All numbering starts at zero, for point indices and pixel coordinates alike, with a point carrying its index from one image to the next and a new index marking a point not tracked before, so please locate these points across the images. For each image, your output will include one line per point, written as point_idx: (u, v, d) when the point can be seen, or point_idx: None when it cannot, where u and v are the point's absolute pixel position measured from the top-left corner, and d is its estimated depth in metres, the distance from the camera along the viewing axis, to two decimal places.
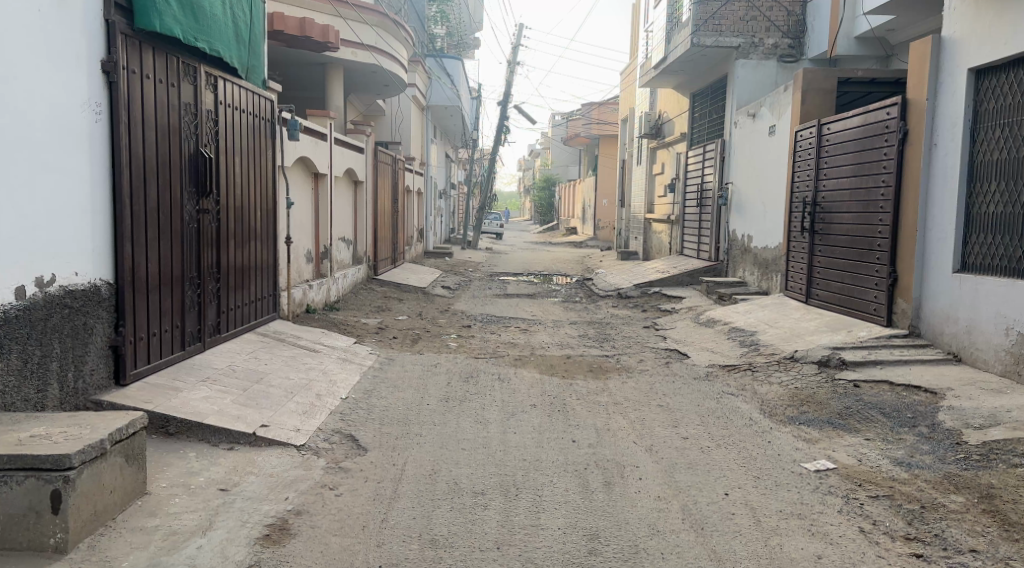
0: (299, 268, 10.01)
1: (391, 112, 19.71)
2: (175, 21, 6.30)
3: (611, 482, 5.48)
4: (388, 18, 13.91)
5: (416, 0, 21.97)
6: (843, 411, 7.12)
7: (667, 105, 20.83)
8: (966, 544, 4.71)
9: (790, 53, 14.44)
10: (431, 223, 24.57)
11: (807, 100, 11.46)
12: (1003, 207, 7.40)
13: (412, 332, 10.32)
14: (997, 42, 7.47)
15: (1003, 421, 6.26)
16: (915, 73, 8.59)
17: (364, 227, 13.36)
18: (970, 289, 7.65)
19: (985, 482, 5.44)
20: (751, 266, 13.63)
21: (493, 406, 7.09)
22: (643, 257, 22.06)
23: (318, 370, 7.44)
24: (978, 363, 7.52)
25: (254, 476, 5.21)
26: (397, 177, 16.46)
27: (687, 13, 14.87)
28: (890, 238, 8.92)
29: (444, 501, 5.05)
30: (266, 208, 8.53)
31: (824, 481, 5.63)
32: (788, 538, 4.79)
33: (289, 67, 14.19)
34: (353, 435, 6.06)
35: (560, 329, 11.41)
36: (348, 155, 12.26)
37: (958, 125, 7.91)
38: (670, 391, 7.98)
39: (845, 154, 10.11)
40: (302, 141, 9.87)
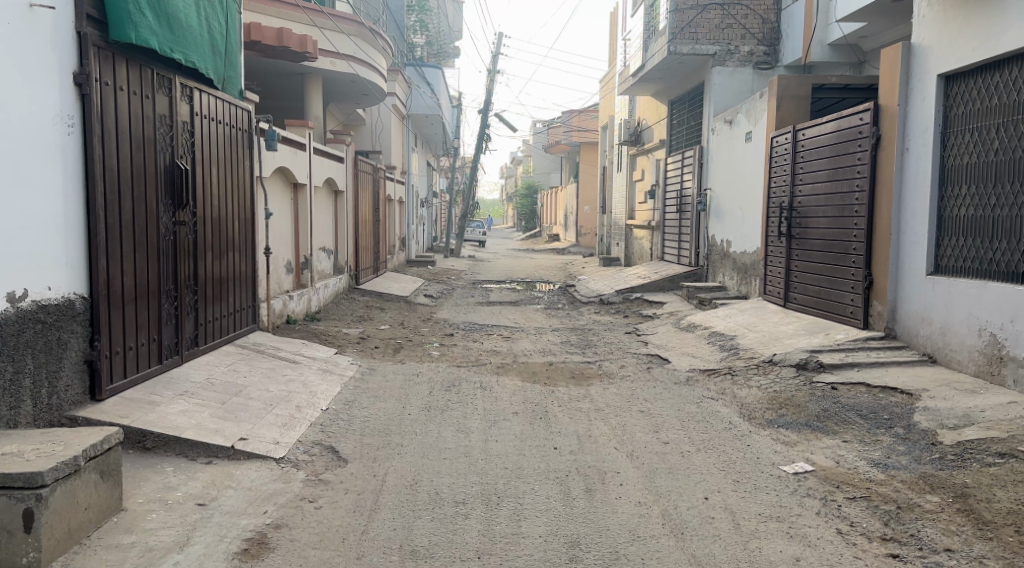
0: (279, 279, 9.99)
1: (371, 120, 19.75)
2: (150, 32, 6.28)
3: (592, 489, 5.51)
4: (366, 27, 13.92)
5: (395, 10, 22.03)
6: (821, 413, 7.19)
7: (646, 112, 20.96)
8: (941, 543, 4.77)
9: (765, 60, 14.55)
10: (414, 231, 24.56)
11: (783, 106, 11.58)
12: (974, 209, 7.51)
13: (394, 342, 10.31)
14: (965, 47, 7.59)
15: (977, 421, 6.35)
16: (887, 79, 8.70)
17: (345, 237, 13.34)
18: (944, 291, 7.75)
19: (960, 482, 5.51)
20: (731, 271, 13.72)
21: (475, 414, 7.11)
22: (625, 263, 22.15)
23: (298, 382, 7.41)
24: (953, 364, 7.61)
25: (232, 490, 5.20)
26: (377, 187, 16.45)
27: (664, 21, 14.99)
28: (865, 241, 9.03)
29: (425, 511, 5.06)
30: (244, 219, 8.50)
31: (802, 483, 5.69)
32: (767, 542, 4.83)
33: (268, 77, 14.17)
34: (333, 447, 6.05)
35: (543, 336, 11.45)
36: (328, 165, 12.25)
37: (929, 129, 8.02)
38: (652, 396, 8.02)
39: (820, 159, 10.23)
40: (280, 152, 9.84)
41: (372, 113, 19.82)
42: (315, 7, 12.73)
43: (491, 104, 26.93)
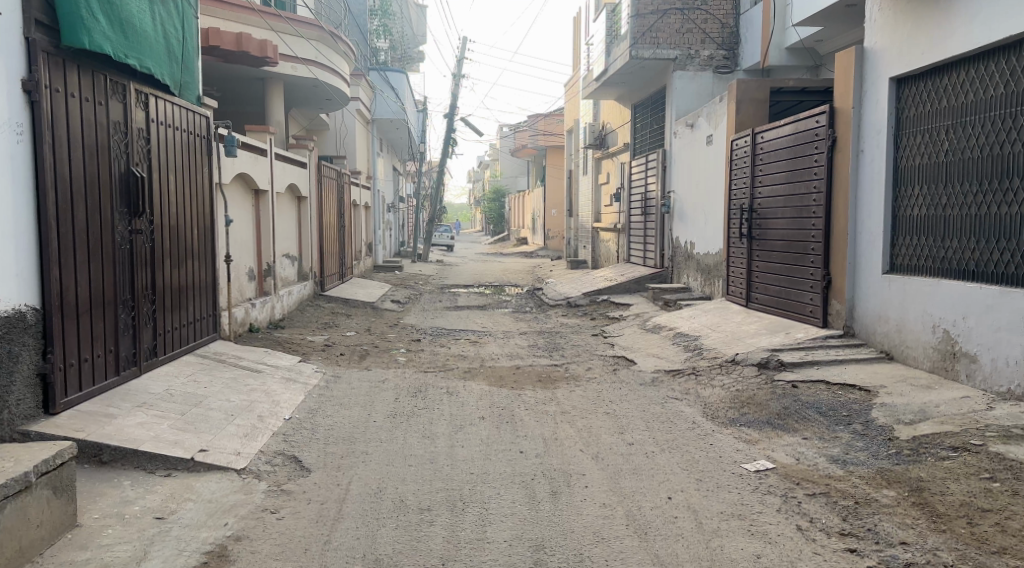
0: (241, 286, 9.92)
1: (335, 125, 19.65)
2: (104, 37, 6.21)
3: (557, 491, 5.55)
4: (326, 32, 13.85)
5: (358, 15, 21.96)
6: (782, 411, 7.30)
7: (610, 116, 21.09)
8: (897, 537, 4.86)
9: (725, 64, 14.77)
10: (381, 236, 24.47)
11: (742, 109, 11.74)
12: (927, 209, 7.67)
13: (360, 348, 10.28)
14: (914, 50, 7.75)
15: (932, 416, 6.49)
16: (841, 82, 8.87)
17: (309, 244, 13.26)
18: (899, 290, 7.91)
19: (916, 476, 5.62)
20: (695, 272, 13.85)
21: (441, 420, 7.12)
22: (592, 266, 22.28)
23: (260, 392, 7.36)
24: (909, 361, 7.76)
25: (191, 502, 5.15)
26: (342, 193, 16.38)
27: (625, 26, 15.13)
28: (823, 240, 9.19)
29: (390, 519, 5.06)
30: (204, 228, 8.43)
31: (763, 481, 5.78)
32: (728, 540, 4.90)
33: (228, 83, 14.05)
34: (296, 456, 6.02)
35: (510, 340, 11.47)
36: (290, 171, 12.18)
37: (882, 131, 8.19)
38: (617, 398, 8.09)
39: (779, 162, 10.39)
40: (240, 158, 9.77)
41: (336, 117, 19.73)
42: (274, 12, 12.65)
43: (456, 109, 26.93)
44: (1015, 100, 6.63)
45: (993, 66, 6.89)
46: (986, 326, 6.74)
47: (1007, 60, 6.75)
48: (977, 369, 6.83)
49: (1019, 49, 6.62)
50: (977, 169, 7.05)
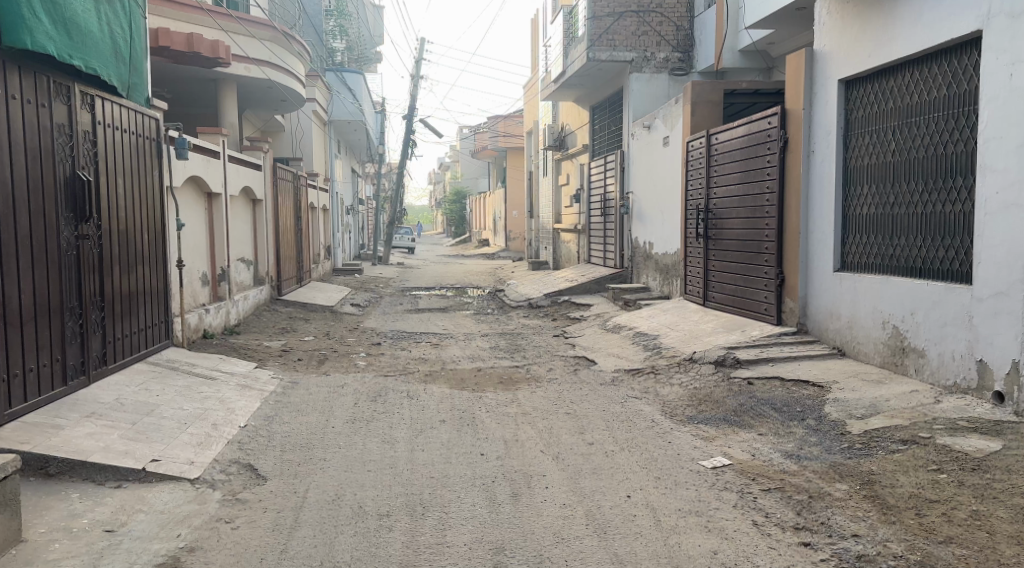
0: (194, 292, 9.78)
1: (291, 127, 19.47)
2: (47, 37, 6.10)
3: (518, 493, 5.56)
4: (279, 32, 13.70)
5: (314, 15, 21.75)
6: (738, 408, 7.40)
7: (569, 117, 21.17)
8: (849, 530, 4.94)
9: (681, 66, 14.94)
10: (340, 239, 24.27)
11: (697, 111, 11.88)
12: (875, 208, 7.84)
13: (319, 353, 10.19)
14: (861, 51, 7.90)
15: (882, 410, 6.62)
16: (792, 83, 9.01)
17: (265, 248, 13.12)
18: (850, 287, 8.06)
19: (867, 469, 5.73)
20: (654, 272, 13.97)
21: (401, 424, 7.09)
22: (553, 267, 22.36)
23: (215, 400, 7.26)
24: (860, 356, 7.92)
25: (143, 514, 5.08)
26: (299, 196, 16.22)
27: (582, 28, 15.22)
28: (776, 239, 9.34)
29: (348, 526, 5.03)
30: (154, 233, 8.30)
31: (720, 477, 5.85)
32: (686, 537, 4.96)
33: (180, 83, 13.83)
34: (252, 465, 5.95)
35: (472, 342, 11.47)
36: (245, 174, 12.03)
37: (832, 132, 8.35)
38: (578, 398, 8.14)
39: (733, 162, 10.53)
40: (191, 161, 9.62)
41: (292, 119, 19.53)
42: (226, 12, 12.47)
43: (415, 110, 26.82)
44: (957, 101, 6.78)
45: (936, 68, 7.05)
46: (933, 321, 6.89)
47: (949, 62, 6.90)
48: (925, 364, 6.98)
49: (960, 51, 6.77)
50: (921, 169, 7.22)
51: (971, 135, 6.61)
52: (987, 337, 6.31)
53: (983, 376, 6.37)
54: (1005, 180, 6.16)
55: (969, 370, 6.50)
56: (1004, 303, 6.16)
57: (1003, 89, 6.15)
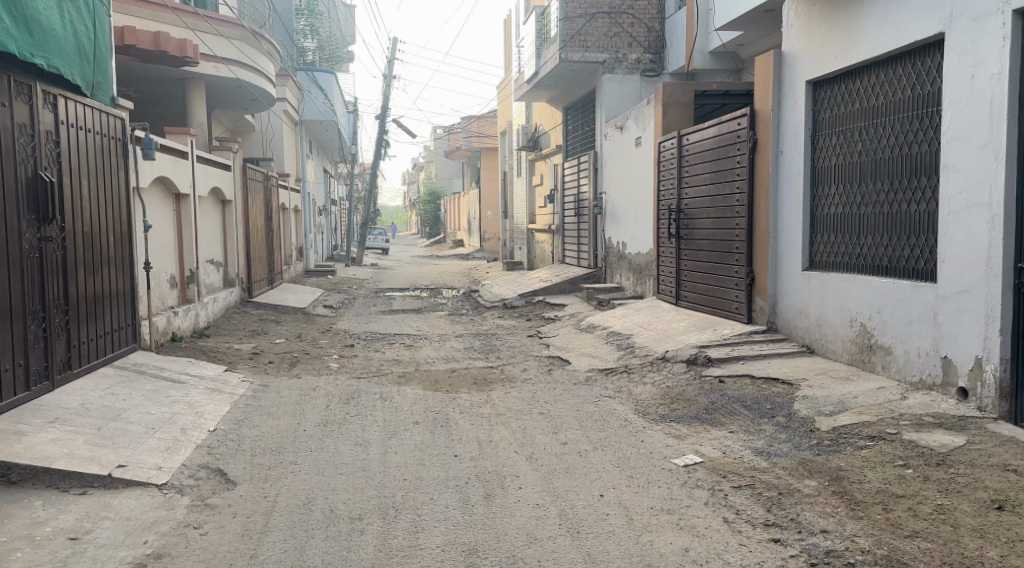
0: (162, 294, 9.68)
1: (262, 127, 19.31)
2: (7, 35, 6.02)
3: (491, 494, 5.56)
4: (249, 31, 13.59)
5: (284, 15, 21.61)
6: (710, 406, 7.46)
7: (542, 118, 21.22)
8: (818, 525, 4.98)
9: (652, 67, 15.03)
10: (313, 240, 24.12)
11: (668, 112, 11.96)
12: (843, 207, 7.93)
13: (291, 356, 10.13)
14: (828, 53, 7.99)
15: (850, 407, 6.70)
16: (761, 85, 9.10)
17: (234, 249, 13.00)
18: (818, 286, 8.15)
19: (835, 465, 5.80)
20: (627, 272, 14.03)
21: (374, 427, 7.06)
22: (528, 267, 22.40)
23: (183, 404, 7.18)
24: (828, 354, 8.00)
25: (109, 521, 5.02)
26: (270, 197, 16.09)
27: (555, 29, 15.24)
28: (746, 238, 9.42)
29: (319, 530, 5.00)
30: (121, 234, 8.20)
31: (692, 475, 5.90)
32: (658, 535, 4.98)
33: (148, 83, 13.66)
34: (221, 469, 5.90)
35: (446, 343, 11.44)
36: (214, 174, 11.92)
37: (800, 133, 8.43)
38: (552, 398, 8.15)
39: (703, 163, 10.61)
40: (159, 161, 9.51)
41: (262, 119, 19.38)
42: (193, 10, 12.33)
43: (388, 111, 26.73)
44: (921, 102, 6.87)
45: (901, 70, 7.14)
46: (900, 319, 6.99)
47: (913, 64, 7.00)
48: (892, 361, 7.07)
49: (924, 53, 6.86)
50: (887, 169, 7.31)
51: (934, 136, 6.71)
52: (951, 334, 6.40)
53: (947, 372, 6.46)
54: (967, 180, 6.25)
55: (934, 367, 6.59)
56: (967, 300, 6.24)
57: (965, 91, 6.23)
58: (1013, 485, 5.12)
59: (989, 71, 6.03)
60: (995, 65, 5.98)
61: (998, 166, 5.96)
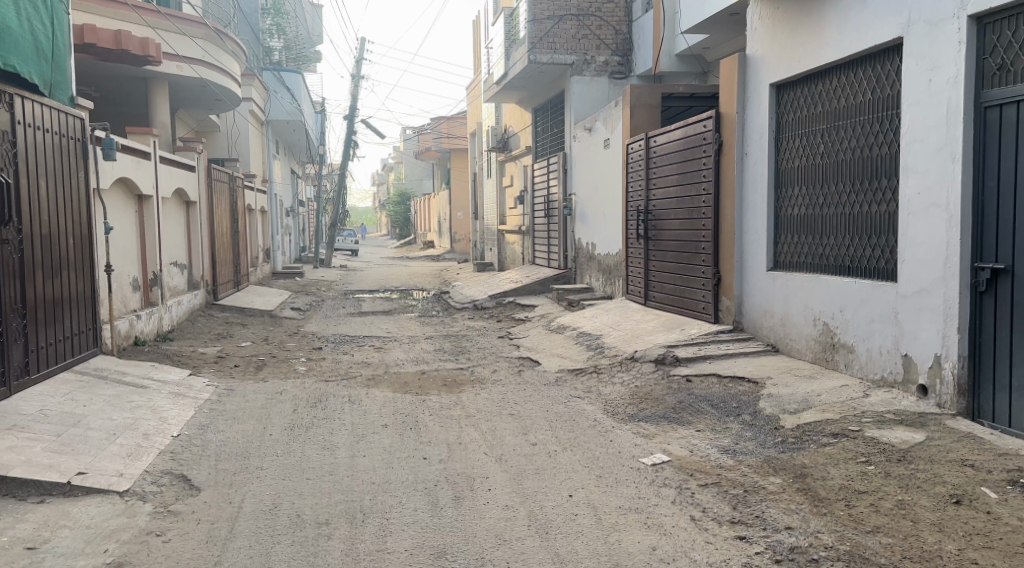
0: (124, 297, 9.55)
1: (227, 128, 19.09)
2: None
3: (460, 496, 5.55)
4: (213, 31, 13.45)
5: (250, 14, 21.42)
6: (677, 405, 7.51)
7: (512, 120, 21.23)
8: (783, 522, 5.03)
9: (620, 70, 15.09)
10: (280, 242, 23.87)
11: (635, 114, 12.04)
12: (806, 208, 8.02)
13: (257, 359, 10.03)
14: (790, 56, 8.08)
15: (814, 405, 6.78)
16: (726, 88, 9.18)
17: (198, 252, 12.84)
18: (783, 286, 8.24)
19: (799, 462, 5.87)
20: (597, 272, 14.09)
21: (342, 430, 7.02)
22: (498, 268, 22.41)
23: (146, 409, 7.09)
24: (793, 353, 8.10)
25: (68, 529, 4.94)
26: (236, 198, 15.93)
27: (523, 31, 15.26)
28: (712, 239, 9.50)
29: (285, 535, 4.96)
30: (81, 236, 8.08)
31: (659, 473, 5.93)
32: (626, 534, 5.00)
33: (109, 82, 13.46)
34: (185, 475, 5.83)
35: (416, 345, 11.41)
36: (177, 175, 11.77)
37: (765, 135, 8.52)
38: (521, 399, 8.16)
39: (670, 165, 10.69)
40: (120, 161, 9.38)
41: (228, 120, 19.17)
42: (151, 7, 12.10)
43: (356, 111, 26.59)
44: (882, 105, 6.98)
45: (862, 73, 7.24)
46: (862, 318, 7.08)
47: (873, 67, 7.10)
48: (855, 359, 7.18)
49: (884, 57, 6.97)
50: (849, 171, 7.41)
51: (894, 138, 6.82)
52: (911, 332, 6.50)
53: (908, 370, 6.56)
54: (925, 181, 6.34)
55: (895, 364, 6.69)
56: (926, 299, 6.34)
57: (924, 94, 6.34)
58: (971, 479, 5.21)
59: (946, 75, 6.13)
60: (951, 69, 6.08)
61: (955, 168, 6.06)
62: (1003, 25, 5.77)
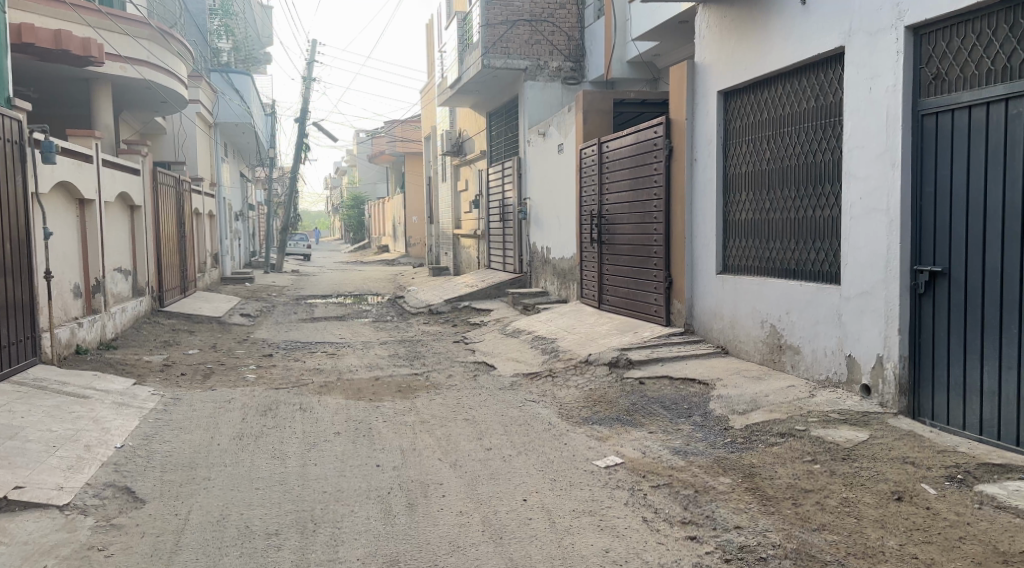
0: (65, 304, 9.33)
1: (174, 131, 18.75)
2: None
3: (413, 503, 5.52)
4: (158, 31, 13.24)
5: (197, 15, 21.10)
6: (630, 407, 7.56)
7: (466, 124, 21.21)
8: (732, 521, 5.09)
9: (573, 76, 15.16)
10: (229, 247, 23.50)
11: (588, 120, 12.11)
12: (753, 213, 8.14)
13: (205, 367, 9.87)
14: (737, 64, 8.21)
15: (762, 405, 6.90)
16: (676, 95, 9.28)
17: (143, 258, 12.59)
18: (731, 289, 8.36)
19: (748, 462, 5.95)
20: (552, 276, 14.14)
21: (293, 439, 6.93)
22: (453, 272, 22.38)
23: (87, 420, 6.93)
24: (741, 354, 8.22)
25: (5, 546, 4.81)
26: (183, 203, 15.63)
27: (477, 35, 15.29)
28: (663, 243, 9.60)
29: (234, 547, 4.89)
30: (17, 242, 7.87)
31: (613, 475, 5.97)
32: (580, 536, 5.02)
33: (48, 82, 13.13)
34: (129, 487, 5.71)
35: (370, 351, 11.32)
36: (121, 178, 11.53)
37: (713, 142, 8.64)
38: (476, 404, 8.14)
39: (622, 170, 10.78)
40: (59, 164, 9.16)
41: (174, 122, 18.83)
42: (91, 6, 11.85)
43: (307, 115, 26.33)
44: (825, 113, 7.12)
45: (806, 81, 7.38)
46: (807, 320, 7.21)
47: (816, 76, 7.25)
48: (801, 360, 7.30)
49: (826, 66, 7.11)
50: (794, 176, 7.54)
51: (837, 145, 6.96)
52: (854, 333, 6.64)
53: (851, 370, 6.70)
54: (866, 186, 6.49)
55: (839, 365, 6.82)
56: (868, 301, 6.48)
57: (864, 102, 6.48)
58: (912, 476, 5.34)
59: (886, 84, 6.28)
60: (890, 78, 6.23)
61: (894, 174, 6.20)
62: (938, 36, 5.93)
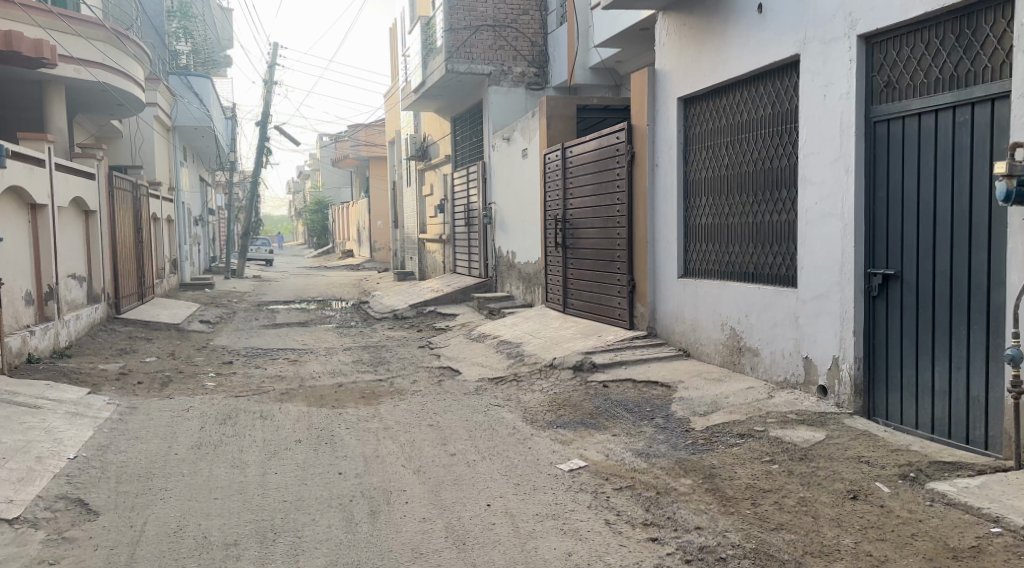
0: (16, 312, 9.14)
1: (131, 135, 18.46)
2: None
3: (376, 511, 5.48)
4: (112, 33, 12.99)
5: (155, 18, 20.83)
6: (595, 410, 7.59)
7: (430, 129, 21.15)
8: (693, 522, 5.13)
9: (537, 81, 15.21)
10: (188, 253, 23.14)
11: (552, 124, 12.14)
12: (713, 217, 8.22)
13: (163, 375, 9.71)
14: (696, 71, 8.29)
15: (723, 406, 6.96)
16: (637, 101, 9.34)
17: (99, 264, 12.38)
18: (692, 292, 8.44)
19: (709, 463, 6.00)
20: (517, 280, 14.14)
21: (253, 447, 6.85)
22: (419, 277, 22.31)
23: (39, 430, 6.79)
24: (702, 356, 8.29)
25: None
26: (141, 208, 15.39)
27: (439, 40, 15.29)
28: (626, 247, 9.65)
29: (191, 558, 4.81)
30: None
31: (576, 479, 5.98)
32: (542, 540, 5.02)
33: None
34: (82, 499, 5.60)
35: (333, 357, 11.23)
36: (74, 183, 11.32)
37: (673, 148, 8.71)
38: (440, 409, 8.11)
39: (585, 175, 10.83)
40: (11, 169, 8.99)
41: (131, 125, 18.54)
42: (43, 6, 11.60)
43: (269, 119, 26.11)
44: (781, 119, 7.22)
45: (762, 88, 7.47)
46: (766, 322, 7.30)
47: (772, 83, 7.34)
48: (759, 361, 7.38)
49: (783, 73, 7.20)
50: (752, 182, 7.63)
51: (793, 151, 7.05)
52: (811, 335, 6.73)
53: (809, 372, 6.78)
54: (821, 191, 6.58)
55: (796, 367, 6.91)
56: (824, 304, 6.58)
57: (819, 109, 6.58)
58: (866, 475, 5.41)
59: (839, 91, 6.38)
60: (844, 86, 6.33)
61: (848, 179, 6.30)
62: (890, 45, 6.04)
